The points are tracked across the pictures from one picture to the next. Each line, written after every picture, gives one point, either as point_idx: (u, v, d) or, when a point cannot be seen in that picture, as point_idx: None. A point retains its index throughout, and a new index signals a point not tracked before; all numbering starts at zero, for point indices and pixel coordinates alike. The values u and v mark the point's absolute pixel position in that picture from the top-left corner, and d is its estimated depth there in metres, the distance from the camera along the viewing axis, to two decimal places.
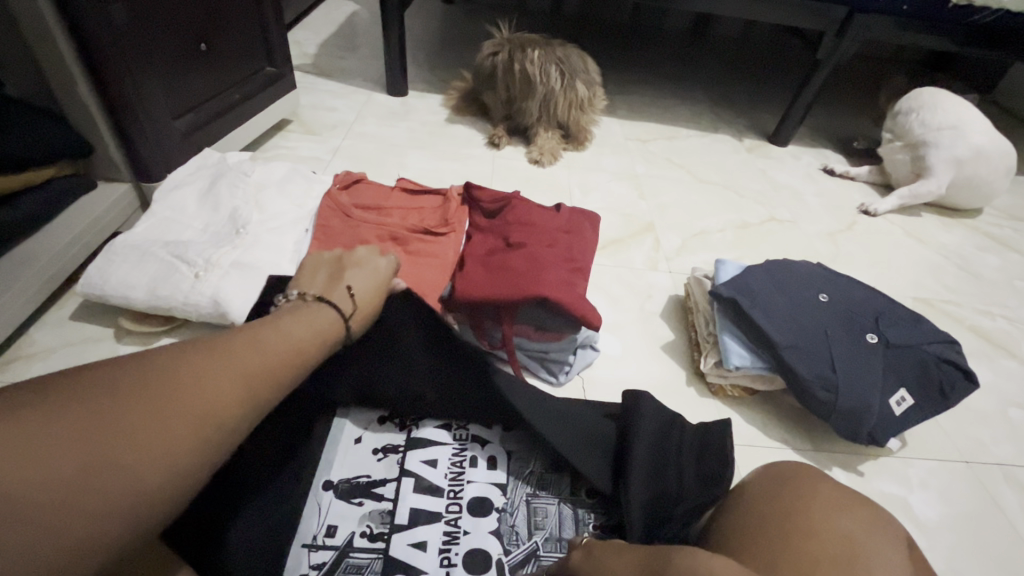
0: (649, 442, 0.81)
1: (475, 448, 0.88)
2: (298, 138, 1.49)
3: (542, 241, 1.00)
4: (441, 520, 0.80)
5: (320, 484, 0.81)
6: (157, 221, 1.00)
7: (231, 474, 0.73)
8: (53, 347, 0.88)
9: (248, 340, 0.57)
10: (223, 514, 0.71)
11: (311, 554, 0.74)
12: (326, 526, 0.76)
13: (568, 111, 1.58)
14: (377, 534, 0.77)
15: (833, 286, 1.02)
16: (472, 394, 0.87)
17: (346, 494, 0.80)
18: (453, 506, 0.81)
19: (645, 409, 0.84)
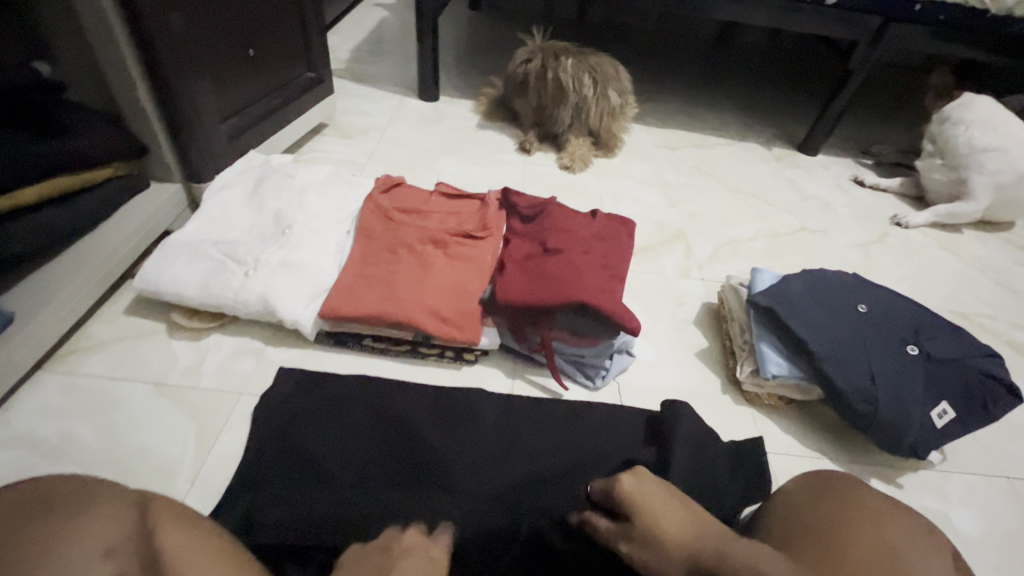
0: (687, 452, 0.82)
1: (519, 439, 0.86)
2: (334, 141, 1.52)
3: (579, 246, 1.01)
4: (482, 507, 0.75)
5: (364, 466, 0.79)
6: (206, 221, 1.03)
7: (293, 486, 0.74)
8: (108, 340, 0.91)
9: None
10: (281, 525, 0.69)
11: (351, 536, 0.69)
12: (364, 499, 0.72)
13: (599, 118, 1.59)
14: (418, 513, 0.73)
15: (871, 297, 1.01)
16: (520, 415, 0.89)
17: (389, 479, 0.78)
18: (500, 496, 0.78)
19: (682, 419, 0.85)
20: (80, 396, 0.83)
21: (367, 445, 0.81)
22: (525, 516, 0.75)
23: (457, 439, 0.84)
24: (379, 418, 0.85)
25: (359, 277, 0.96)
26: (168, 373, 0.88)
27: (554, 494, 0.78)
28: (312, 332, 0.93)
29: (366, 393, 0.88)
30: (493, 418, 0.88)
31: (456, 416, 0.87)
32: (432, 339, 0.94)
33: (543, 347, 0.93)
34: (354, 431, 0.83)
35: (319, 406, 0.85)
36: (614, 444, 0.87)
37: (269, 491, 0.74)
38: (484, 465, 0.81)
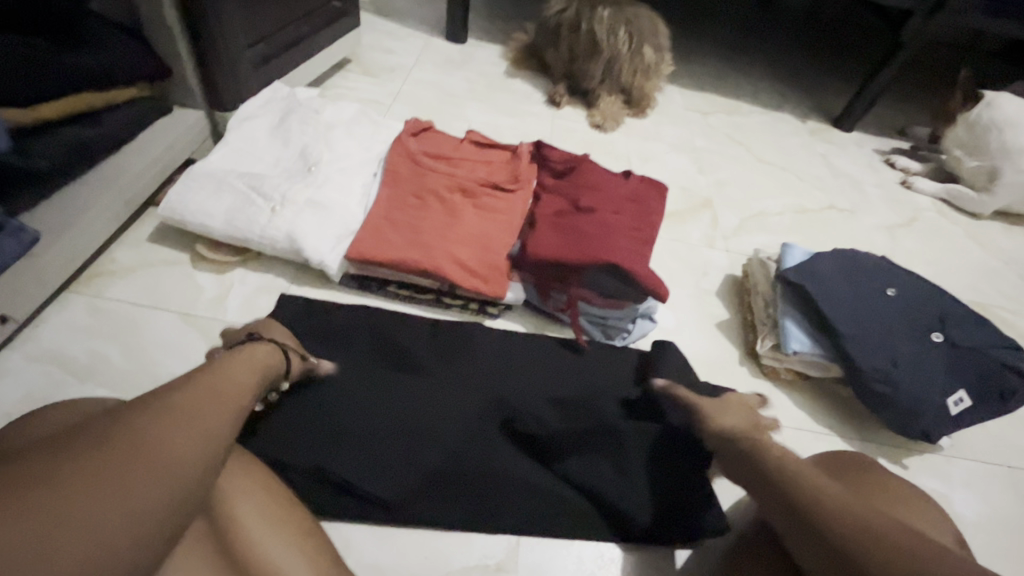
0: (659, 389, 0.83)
1: (514, 370, 0.88)
2: (357, 78, 1.46)
3: (612, 207, 0.98)
4: (476, 430, 0.79)
5: (361, 383, 0.82)
6: (230, 151, 1.00)
7: (293, 409, 0.77)
8: (132, 266, 0.90)
9: (205, 384, 0.56)
10: (285, 443, 0.74)
11: (350, 451, 0.75)
12: (365, 420, 0.78)
13: (632, 76, 1.53)
14: (411, 432, 0.78)
15: (901, 281, 1.00)
16: (520, 352, 0.91)
17: (387, 399, 0.80)
18: (496, 424, 0.81)
19: (668, 360, 0.88)
20: (105, 319, 0.83)
21: (369, 369, 0.84)
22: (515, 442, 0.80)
23: (457, 368, 0.86)
24: (380, 344, 0.87)
25: (387, 221, 0.95)
26: (193, 303, 0.87)
27: (547, 416, 0.81)
28: (338, 274, 0.91)
29: (364, 320, 0.90)
30: (488, 347, 0.90)
31: (452, 343, 0.89)
32: (457, 290, 0.94)
33: (569, 306, 0.92)
34: (357, 358, 0.86)
35: (327, 337, 0.87)
36: (605, 380, 0.90)
37: (285, 410, 0.77)
38: (480, 388, 0.84)
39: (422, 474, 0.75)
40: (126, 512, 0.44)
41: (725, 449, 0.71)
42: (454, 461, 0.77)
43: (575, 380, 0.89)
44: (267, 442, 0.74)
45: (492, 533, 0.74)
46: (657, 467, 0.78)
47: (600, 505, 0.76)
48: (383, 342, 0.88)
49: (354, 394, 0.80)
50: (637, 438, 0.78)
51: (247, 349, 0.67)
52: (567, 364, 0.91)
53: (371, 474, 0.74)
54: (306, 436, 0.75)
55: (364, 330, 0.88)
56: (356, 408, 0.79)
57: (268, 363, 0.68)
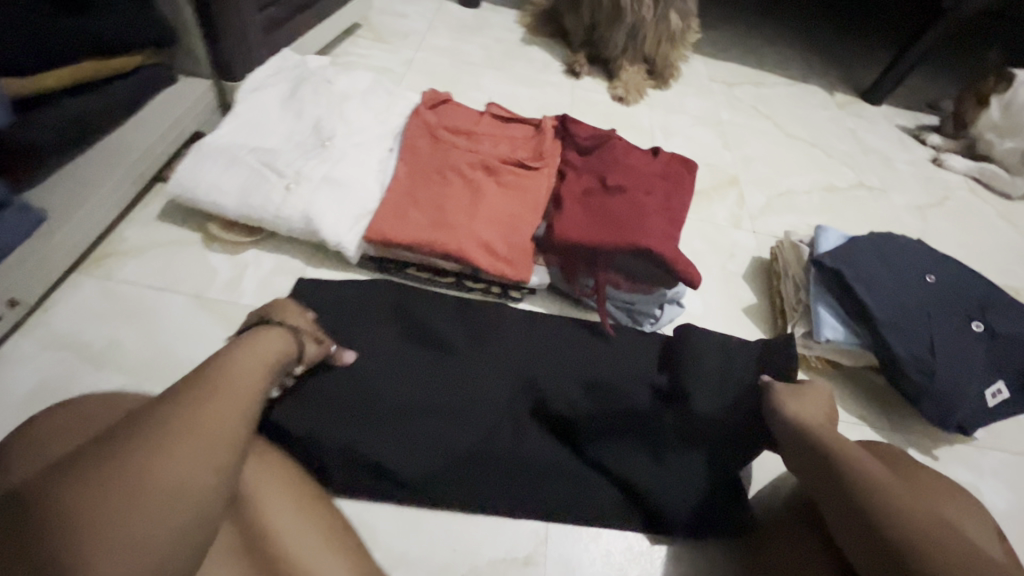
0: (705, 372, 0.80)
1: (545, 352, 0.84)
2: (368, 45, 1.39)
3: (641, 187, 0.94)
4: (507, 414, 0.77)
5: (389, 362, 0.78)
6: (241, 123, 0.95)
7: (318, 390, 0.72)
8: (143, 246, 0.87)
9: (214, 383, 0.52)
10: (313, 422, 0.70)
11: (380, 432, 0.71)
12: (394, 400, 0.74)
13: (657, 45, 1.45)
14: (443, 413, 0.75)
15: (941, 267, 0.96)
16: (550, 335, 0.87)
17: (417, 380, 0.77)
18: (526, 410, 0.78)
19: (705, 339, 0.83)
20: (118, 302, 0.80)
21: (394, 347, 0.80)
22: (546, 430, 0.77)
23: (484, 347, 0.83)
24: (404, 322, 0.84)
25: (407, 201, 0.90)
26: (207, 286, 0.84)
27: (578, 403, 0.78)
28: (356, 255, 0.88)
29: (387, 298, 0.86)
30: (516, 329, 0.86)
31: (484, 322, 0.86)
32: (479, 273, 0.90)
33: (596, 291, 0.89)
34: (383, 333, 0.82)
35: (346, 313, 0.83)
36: (635, 363, 0.86)
37: (314, 384, 0.73)
38: (513, 368, 0.81)
39: (453, 457, 0.72)
40: (135, 533, 0.41)
41: (793, 439, 0.69)
42: (487, 443, 0.74)
43: (607, 364, 0.86)
44: (295, 418, 0.70)
45: (521, 520, 0.72)
46: (697, 454, 0.75)
47: (636, 493, 0.73)
48: (408, 320, 0.84)
49: (381, 373, 0.76)
50: (675, 426, 0.77)
51: (256, 337, 0.62)
52: (600, 346, 0.87)
53: (400, 454, 0.70)
54: (333, 412, 0.71)
55: (389, 308, 0.85)
56: (386, 385, 0.75)
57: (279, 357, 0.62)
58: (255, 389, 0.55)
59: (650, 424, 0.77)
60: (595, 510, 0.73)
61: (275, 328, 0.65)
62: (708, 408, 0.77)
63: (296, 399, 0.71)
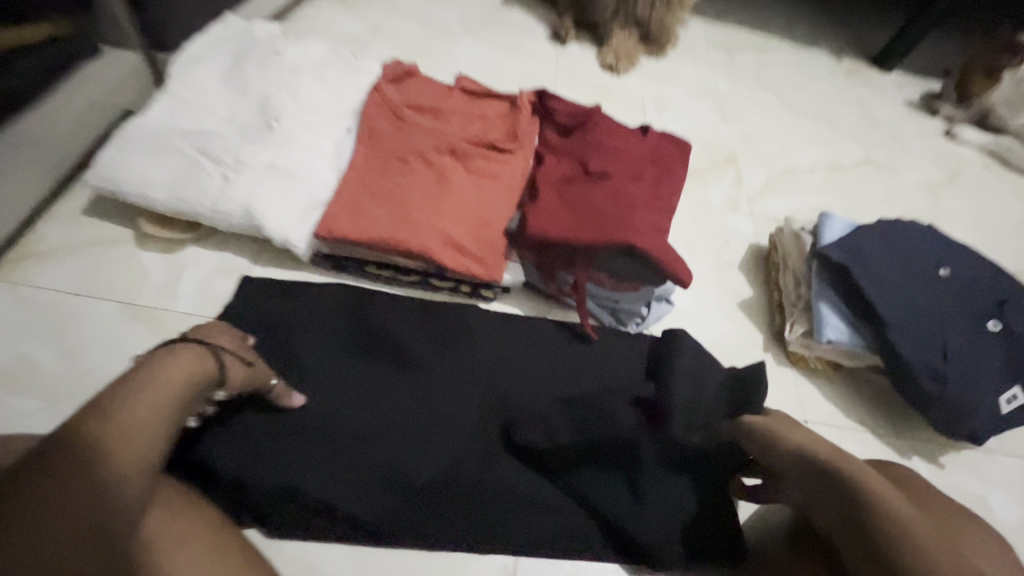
0: (692, 389, 0.71)
1: (518, 365, 0.77)
2: (330, 9, 1.26)
3: (627, 172, 0.84)
4: (473, 437, 0.69)
5: (342, 381, 0.70)
6: (176, 102, 0.84)
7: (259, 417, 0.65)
8: (65, 246, 0.77)
9: (86, 438, 0.45)
10: (250, 455, 0.62)
11: (328, 463, 0.64)
12: (346, 425, 0.67)
13: (650, 7, 1.30)
14: (402, 439, 0.67)
15: (955, 259, 0.88)
16: (525, 344, 0.79)
17: (374, 401, 0.69)
18: (493, 431, 0.70)
19: (686, 353, 0.75)
20: (35, 312, 0.71)
21: (349, 363, 0.72)
22: (516, 455, 0.69)
23: (451, 361, 0.75)
24: (362, 332, 0.75)
25: (362, 191, 0.80)
26: (138, 291, 0.75)
27: (555, 423, 0.70)
28: (306, 254, 0.78)
29: (342, 304, 0.77)
30: (488, 338, 0.78)
31: (448, 332, 0.77)
32: (447, 272, 0.81)
33: (576, 291, 0.80)
34: (337, 346, 0.73)
35: (295, 321, 0.74)
36: (617, 377, 0.79)
37: (248, 413, 0.64)
38: (479, 387, 0.73)
39: (410, 489, 0.65)
40: None
41: (800, 471, 0.60)
42: (450, 472, 0.66)
43: (587, 377, 0.78)
44: (224, 453, 0.61)
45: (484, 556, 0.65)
46: (679, 482, 0.69)
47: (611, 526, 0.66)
48: (366, 330, 0.75)
49: (332, 394, 0.69)
50: (658, 454, 0.69)
51: (163, 363, 0.53)
52: (578, 357, 0.80)
53: (349, 491, 0.63)
54: (271, 444, 0.63)
55: (345, 317, 0.76)
56: (334, 411, 0.67)
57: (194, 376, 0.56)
58: (161, 417, 0.51)
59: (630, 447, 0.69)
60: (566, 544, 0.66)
61: (188, 349, 0.56)
62: (695, 429, 0.69)
63: (225, 431, 0.63)
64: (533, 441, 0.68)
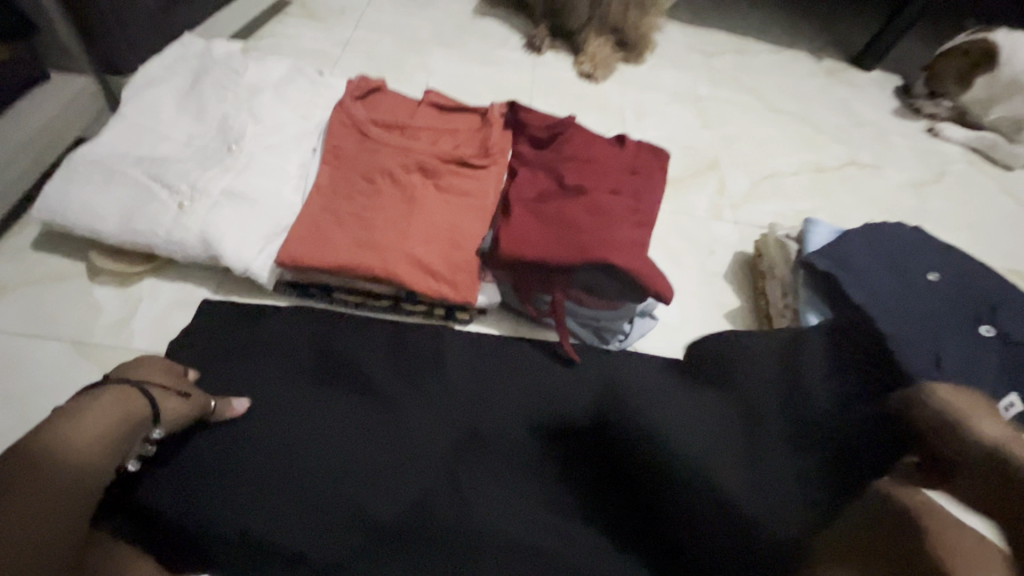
0: (785, 377, 0.70)
1: (493, 388, 0.73)
2: (298, 24, 1.22)
3: (603, 186, 0.81)
4: (438, 465, 0.65)
5: (301, 411, 0.66)
6: (127, 127, 0.80)
7: (208, 452, 0.61)
8: (10, 284, 0.73)
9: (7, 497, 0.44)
10: (195, 496, 0.59)
11: (280, 507, 0.60)
12: (302, 460, 0.63)
13: (625, 13, 1.29)
14: (359, 475, 0.63)
15: (945, 262, 0.86)
16: (503, 369, 0.75)
17: (335, 433, 0.65)
18: (456, 458, 0.67)
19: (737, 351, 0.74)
20: None
21: (306, 392, 0.68)
22: (480, 483, 0.65)
23: (420, 388, 0.71)
24: (323, 360, 0.72)
25: (327, 214, 0.77)
26: (90, 329, 0.71)
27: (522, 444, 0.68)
28: (270, 283, 0.75)
29: (306, 330, 0.74)
30: (461, 363, 0.75)
31: (419, 358, 0.74)
32: (418, 295, 0.77)
33: (555, 312, 0.76)
34: (296, 373, 0.70)
35: (251, 349, 0.71)
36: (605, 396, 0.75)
37: (196, 447, 0.62)
38: (448, 414, 0.69)
39: (364, 531, 0.60)
40: None
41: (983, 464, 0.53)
42: (411, 509, 0.62)
43: (573, 396, 0.74)
44: (169, 497, 0.58)
45: None
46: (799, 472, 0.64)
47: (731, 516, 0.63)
48: (330, 358, 0.72)
49: (289, 425, 0.65)
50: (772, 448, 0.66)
51: (86, 407, 0.52)
52: (561, 374, 0.76)
53: (297, 535, 0.59)
54: (217, 485, 0.60)
55: (308, 344, 0.73)
56: (288, 445, 0.63)
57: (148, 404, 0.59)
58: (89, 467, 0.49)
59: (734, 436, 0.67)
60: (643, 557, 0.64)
61: (112, 390, 0.54)
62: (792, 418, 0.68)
63: (169, 472, 0.60)
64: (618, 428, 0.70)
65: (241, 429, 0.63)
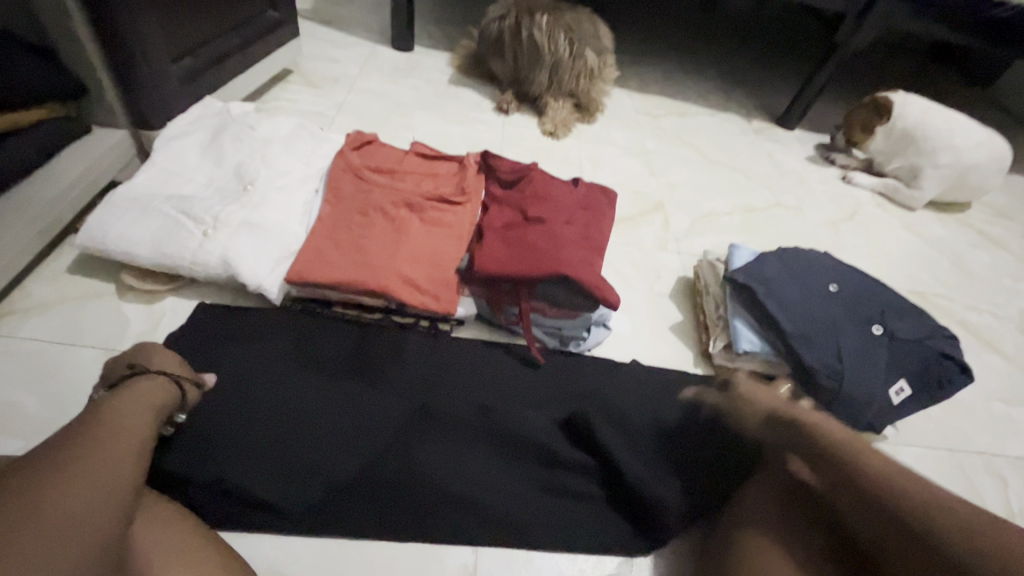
0: (665, 396, 0.93)
1: (440, 376, 0.89)
2: (299, 90, 1.42)
3: (561, 216, 0.97)
4: (392, 430, 0.80)
5: (284, 390, 0.80)
6: (157, 172, 0.95)
7: (203, 417, 0.74)
8: (49, 301, 0.84)
9: (112, 413, 0.57)
10: (193, 452, 0.71)
11: (261, 468, 0.72)
12: (284, 429, 0.77)
13: (577, 80, 1.51)
14: (330, 442, 0.78)
15: (841, 276, 1.03)
16: (451, 364, 0.91)
17: (311, 411, 0.80)
18: (409, 427, 0.82)
19: (635, 375, 0.96)
20: (15, 362, 0.76)
21: (289, 376, 0.82)
22: (426, 449, 0.81)
23: (382, 377, 0.87)
24: (301, 357, 0.87)
25: (330, 241, 0.91)
26: (119, 338, 0.82)
27: (463, 419, 0.85)
28: (277, 298, 0.88)
29: (292, 330, 0.89)
30: (418, 356, 0.90)
31: (381, 353, 0.89)
32: (406, 308, 0.91)
33: (521, 319, 0.91)
34: (279, 365, 0.84)
35: (239, 346, 0.85)
36: (530, 385, 0.91)
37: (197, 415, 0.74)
38: (404, 397, 0.85)
39: (330, 488, 0.75)
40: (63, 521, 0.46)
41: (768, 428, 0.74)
42: (370, 471, 0.77)
43: (511, 385, 0.91)
44: (174, 455, 0.71)
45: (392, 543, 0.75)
46: (687, 462, 0.83)
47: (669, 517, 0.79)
48: (306, 354, 0.87)
49: (274, 403, 0.79)
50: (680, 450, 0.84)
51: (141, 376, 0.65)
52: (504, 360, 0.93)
53: (284, 486, 0.72)
54: (218, 449, 0.72)
55: (289, 340, 0.88)
56: (272, 418, 0.77)
57: (139, 395, 0.61)
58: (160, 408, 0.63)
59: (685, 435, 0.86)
60: (622, 536, 0.78)
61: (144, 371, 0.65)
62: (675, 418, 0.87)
63: (180, 438, 0.71)
64: (601, 426, 0.82)
65: (222, 400, 0.76)
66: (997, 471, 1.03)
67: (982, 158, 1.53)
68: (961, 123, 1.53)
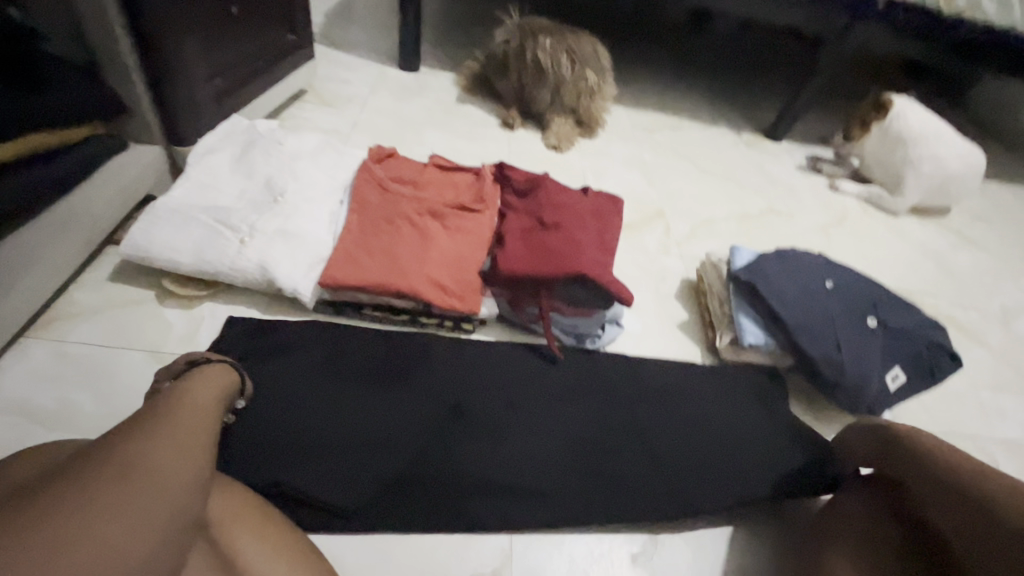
0: (683, 393, 0.98)
1: (473, 375, 0.93)
2: (315, 108, 1.49)
3: (575, 221, 1.04)
4: (432, 429, 0.86)
5: (325, 394, 0.86)
6: (193, 185, 1.00)
7: (254, 425, 0.80)
8: (95, 307, 0.90)
9: (184, 397, 0.64)
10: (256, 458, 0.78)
11: (315, 467, 0.79)
12: (331, 428, 0.82)
13: (578, 99, 1.60)
14: (372, 438, 0.83)
15: (837, 273, 1.10)
16: (482, 366, 0.95)
17: (351, 411, 0.85)
18: (448, 424, 0.87)
19: (655, 371, 1.01)
20: (70, 363, 0.83)
21: (328, 381, 0.87)
22: (465, 444, 0.85)
23: (415, 377, 0.91)
24: (335, 360, 0.90)
25: (359, 246, 0.96)
26: (162, 340, 0.87)
27: (498, 415, 0.89)
28: (311, 301, 0.93)
29: (324, 335, 0.93)
30: (445, 356, 0.94)
31: (410, 356, 0.93)
32: (433, 309, 0.97)
33: (541, 318, 0.97)
34: (315, 369, 0.88)
35: (278, 353, 0.89)
36: (554, 379, 0.96)
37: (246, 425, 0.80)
38: (437, 396, 0.89)
39: (381, 483, 0.80)
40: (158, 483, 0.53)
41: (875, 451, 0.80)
42: (416, 465, 0.82)
43: (540, 383, 0.95)
44: (232, 460, 0.77)
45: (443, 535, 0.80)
46: (706, 456, 0.90)
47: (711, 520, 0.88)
48: (340, 356, 0.91)
49: (317, 406, 0.84)
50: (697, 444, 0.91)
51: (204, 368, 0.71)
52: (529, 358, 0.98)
53: (335, 490, 0.78)
54: (276, 453, 0.78)
55: (323, 345, 0.92)
56: (317, 421, 0.83)
57: (205, 382, 0.68)
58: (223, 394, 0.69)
59: (703, 431, 0.93)
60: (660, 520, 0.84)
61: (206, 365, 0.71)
62: (688, 416, 0.95)
63: (231, 446, 0.78)
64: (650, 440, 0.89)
65: (268, 405, 0.82)
66: (988, 453, 1.10)
67: (959, 166, 1.63)
68: (943, 131, 1.61)
